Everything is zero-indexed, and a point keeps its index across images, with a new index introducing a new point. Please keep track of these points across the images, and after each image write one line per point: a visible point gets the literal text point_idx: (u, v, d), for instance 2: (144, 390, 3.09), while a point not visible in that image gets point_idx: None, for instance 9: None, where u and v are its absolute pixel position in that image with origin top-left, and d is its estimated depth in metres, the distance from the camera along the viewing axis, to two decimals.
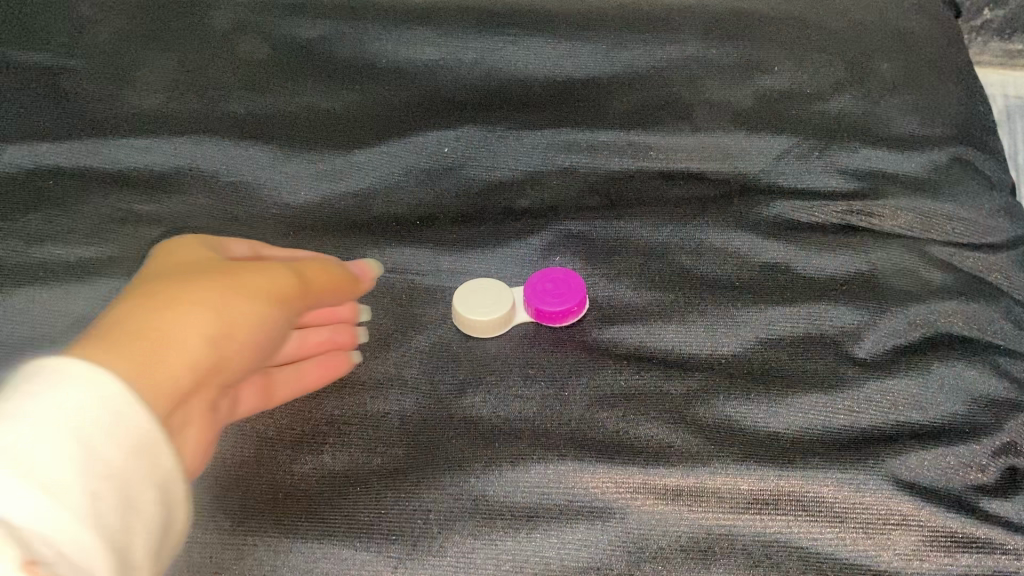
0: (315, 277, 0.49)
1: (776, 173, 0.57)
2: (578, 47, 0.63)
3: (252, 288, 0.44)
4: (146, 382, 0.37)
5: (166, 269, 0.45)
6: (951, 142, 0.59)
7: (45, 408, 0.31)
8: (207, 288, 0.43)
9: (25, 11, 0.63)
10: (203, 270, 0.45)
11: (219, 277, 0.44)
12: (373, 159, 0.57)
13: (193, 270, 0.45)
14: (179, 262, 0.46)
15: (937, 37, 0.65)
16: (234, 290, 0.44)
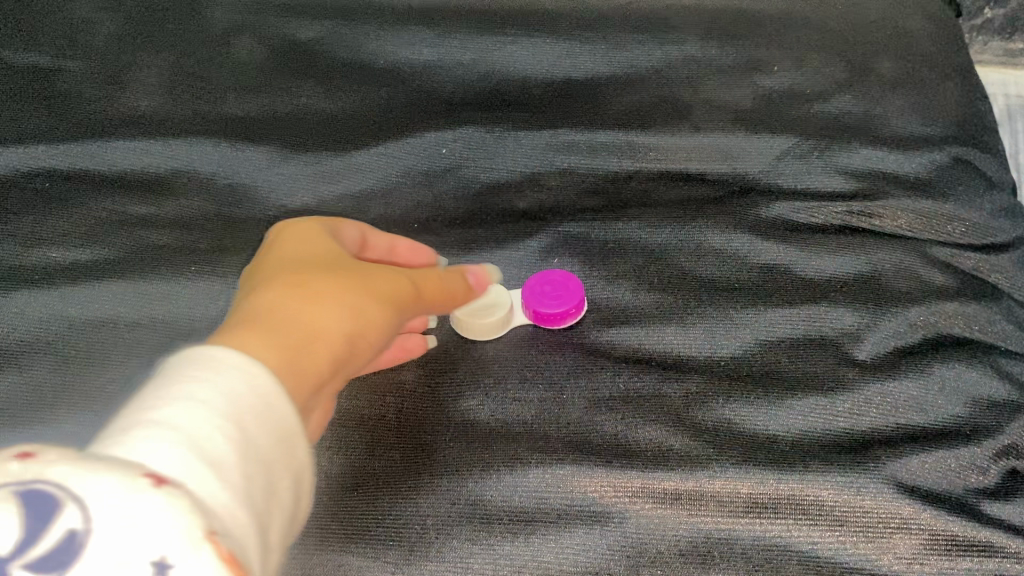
0: (437, 280, 0.47)
1: (776, 174, 0.57)
2: (577, 47, 0.63)
3: (388, 289, 0.43)
4: (294, 385, 0.37)
5: (292, 252, 0.44)
6: (952, 142, 0.58)
7: (198, 391, 0.31)
8: (343, 285, 0.41)
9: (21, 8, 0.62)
10: (329, 259, 0.44)
11: (353, 273, 0.43)
12: (370, 161, 0.57)
13: (323, 259, 0.44)
14: (304, 246, 0.45)
15: (940, 34, 0.64)
16: (372, 290, 0.42)
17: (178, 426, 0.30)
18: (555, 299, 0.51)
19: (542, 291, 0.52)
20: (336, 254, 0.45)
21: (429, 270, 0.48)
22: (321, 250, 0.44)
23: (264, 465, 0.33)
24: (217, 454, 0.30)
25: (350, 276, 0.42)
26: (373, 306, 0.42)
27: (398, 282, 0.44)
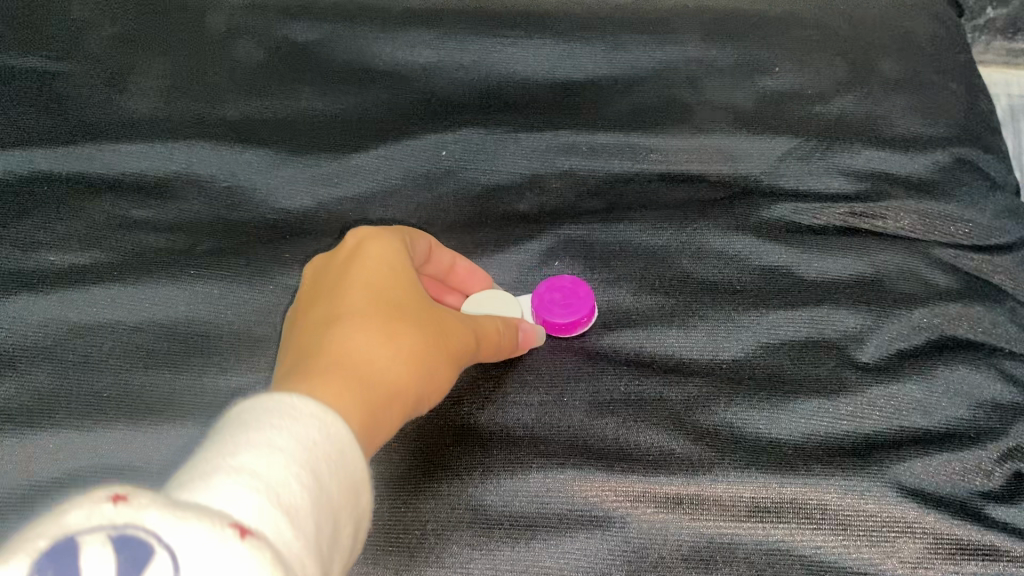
0: (496, 334, 0.47)
1: (777, 175, 0.57)
2: (577, 49, 0.62)
3: (452, 347, 0.44)
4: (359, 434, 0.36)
5: (371, 277, 0.44)
6: (955, 143, 0.58)
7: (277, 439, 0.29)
8: (413, 340, 0.42)
9: (19, 10, 0.62)
10: (405, 294, 0.44)
11: (424, 322, 0.43)
12: (370, 162, 0.57)
13: (399, 295, 0.44)
14: (384, 271, 0.44)
15: (943, 34, 0.64)
16: (436, 349, 0.42)
17: (258, 470, 0.27)
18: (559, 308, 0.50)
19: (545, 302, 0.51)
20: (412, 290, 0.44)
21: (492, 322, 0.47)
22: (398, 280, 0.44)
23: (337, 518, 0.30)
24: (292, 501, 0.27)
25: (421, 327, 0.43)
26: (435, 367, 0.42)
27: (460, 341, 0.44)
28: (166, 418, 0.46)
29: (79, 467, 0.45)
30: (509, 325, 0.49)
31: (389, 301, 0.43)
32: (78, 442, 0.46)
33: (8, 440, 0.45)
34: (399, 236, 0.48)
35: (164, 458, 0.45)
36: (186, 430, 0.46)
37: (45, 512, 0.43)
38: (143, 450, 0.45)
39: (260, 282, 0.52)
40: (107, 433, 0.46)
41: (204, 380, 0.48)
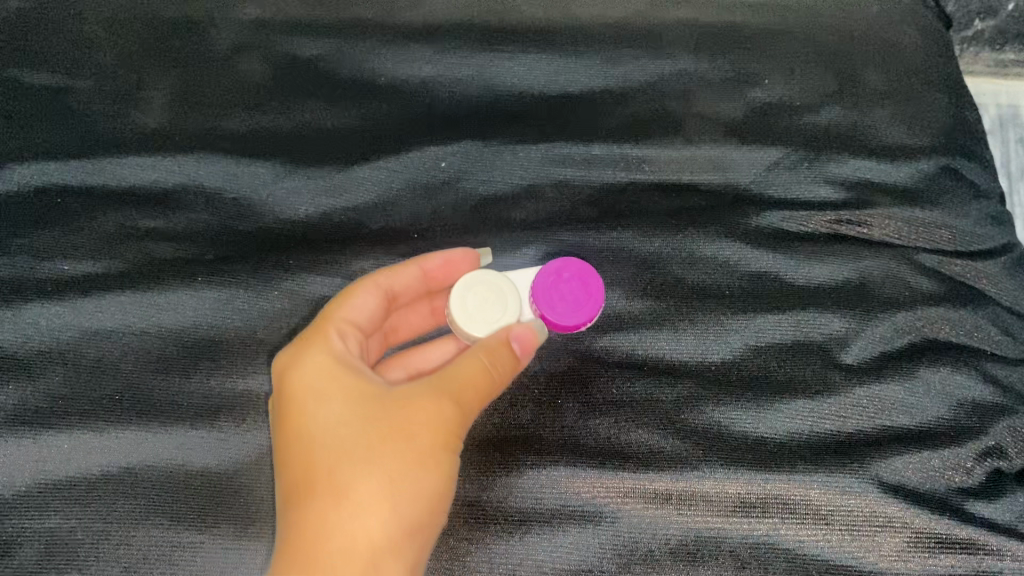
0: (477, 378, 0.47)
1: (765, 185, 0.59)
2: (572, 62, 0.64)
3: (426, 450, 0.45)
4: None
5: (312, 420, 0.47)
6: (940, 152, 0.60)
7: None
8: (378, 475, 0.45)
9: (26, 19, 0.63)
10: (353, 425, 0.46)
11: (382, 446, 0.46)
12: (371, 173, 0.59)
13: (347, 430, 0.46)
14: (325, 406, 0.47)
15: (931, 43, 0.65)
16: (404, 468, 0.45)
17: None
18: (566, 304, 0.52)
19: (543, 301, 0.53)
20: (361, 412, 0.47)
21: (468, 367, 0.47)
22: (339, 413, 0.47)
23: None
24: None
25: (381, 455, 0.45)
26: (416, 479, 0.45)
27: (434, 436, 0.46)
28: (175, 419, 0.49)
29: (90, 466, 0.47)
30: (494, 346, 0.48)
31: (337, 443, 0.46)
32: (93, 443, 0.48)
33: (29, 441, 0.48)
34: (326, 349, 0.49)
35: (170, 458, 0.48)
36: (191, 430, 0.49)
37: (61, 509, 0.46)
38: (151, 449, 0.48)
39: (265, 288, 0.54)
40: (118, 433, 0.48)
41: (211, 383, 0.51)
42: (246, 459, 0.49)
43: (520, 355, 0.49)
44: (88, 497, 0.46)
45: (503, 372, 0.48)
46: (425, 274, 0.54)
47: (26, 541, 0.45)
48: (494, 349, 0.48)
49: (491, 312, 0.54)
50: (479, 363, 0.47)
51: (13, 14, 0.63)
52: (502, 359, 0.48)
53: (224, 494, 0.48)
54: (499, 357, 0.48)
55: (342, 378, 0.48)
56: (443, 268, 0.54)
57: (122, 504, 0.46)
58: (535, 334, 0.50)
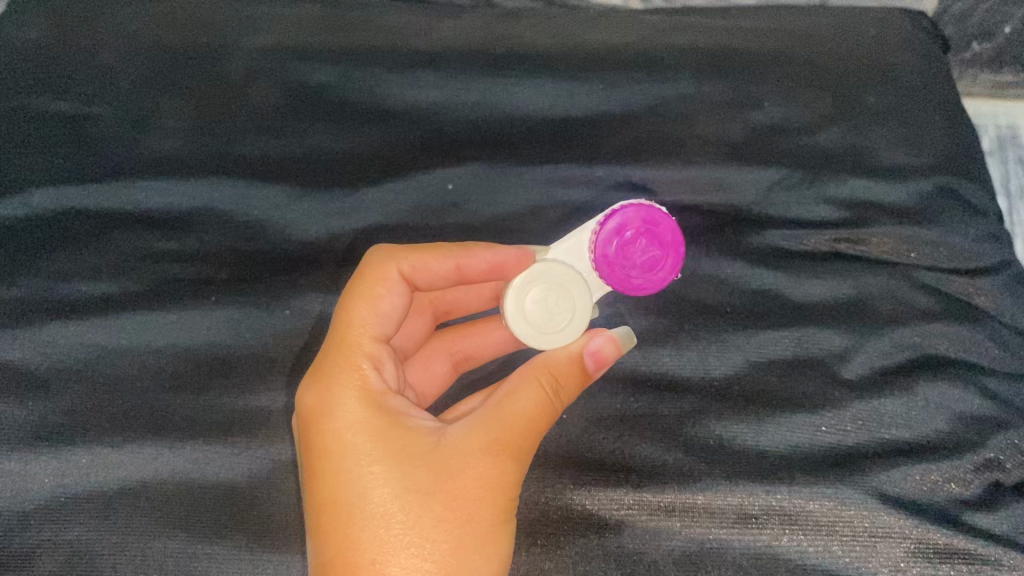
0: (531, 408, 0.48)
1: (766, 205, 0.60)
2: (576, 87, 0.64)
3: (482, 517, 0.47)
4: None
5: (360, 484, 0.48)
6: (937, 171, 0.61)
7: None
8: (434, 545, 0.47)
9: (46, 51, 0.65)
10: (397, 469, 0.49)
11: (436, 514, 0.47)
12: (380, 197, 0.61)
13: (396, 497, 0.48)
14: (372, 464, 0.49)
15: (926, 67, 0.66)
16: (459, 539, 0.47)
17: None
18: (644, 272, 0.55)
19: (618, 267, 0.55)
20: (412, 473, 0.48)
21: (530, 408, 0.48)
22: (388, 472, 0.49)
23: None
24: None
25: (435, 523, 0.47)
26: (475, 552, 0.46)
27: (490, 498, 0.47)
28: (189, 435, 0.51)
29: (106, 480, 0.49)
30: (558, 372, 0.50)
31: (388, 510, 0.47)
32: (110, 457, 0.49)
33: (48, 455, 0.49)
34: (361, 395, 0.51)
35: (185, 472, 0.49)
36: (204, 446, 0.50)
37: (79, 521, 0.47)
38: (166, 463, 0.49)
39: (279, 308, 0.57)
40: (134, 449, 0.50)
41: (225, 399, 0.52)
42: (259, 473, 0.50)
43: (590, 372, 0.50)
44: (105, 510, 0.48)
45: (561, 400, 0.49)
46: (457, 266, 0.55)
47: (44, 552, 0.46)
48: (557, 380, 0.49)
49: (560, 309, 0.55)
50: (542, 402, 0.48)
51: (34, 48, 0.65)
52: (566, 389, 0.49)
53: (236, 509, 0.48)
54: (562, 388, 0.49)
55: (378, 424, 0.50)
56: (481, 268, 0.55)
57: (138, 516, 0.48)
58: (614, 348, 0.51)
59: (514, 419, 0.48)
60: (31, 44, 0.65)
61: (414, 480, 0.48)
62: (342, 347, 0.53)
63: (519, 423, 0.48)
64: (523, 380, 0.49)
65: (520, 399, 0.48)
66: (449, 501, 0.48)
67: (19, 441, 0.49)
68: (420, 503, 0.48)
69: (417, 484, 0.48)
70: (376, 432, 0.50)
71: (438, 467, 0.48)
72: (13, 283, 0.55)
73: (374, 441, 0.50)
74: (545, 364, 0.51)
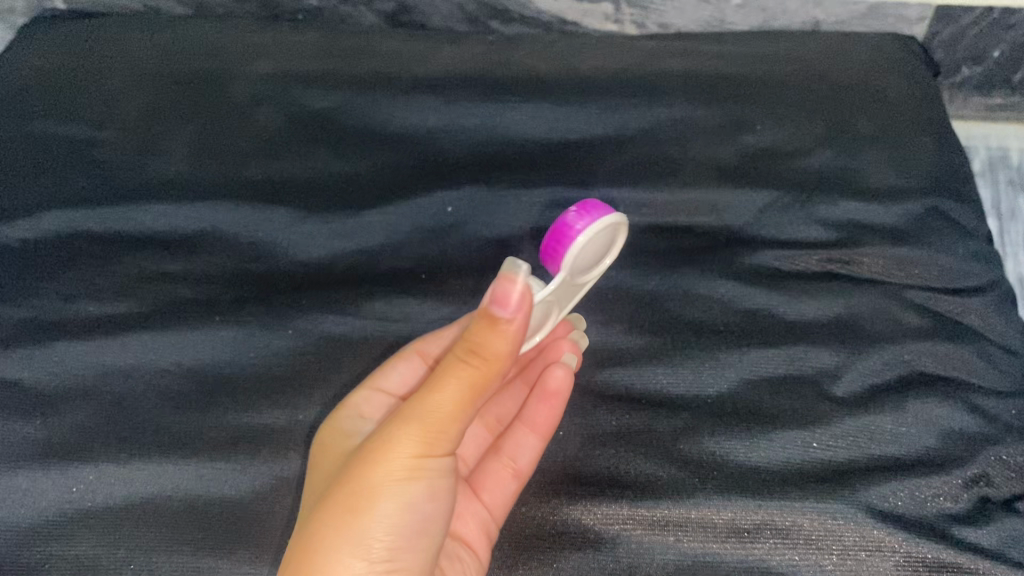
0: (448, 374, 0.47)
1: (758, 226, 0.62)
2: (573, 111, 0.66)
3: (375, 480, 0.47)
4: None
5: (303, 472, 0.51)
6: (926, 193, 0.62)
7: None
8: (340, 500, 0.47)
9: (62, 87, 0.67)
10: (334, 458, 0.51)
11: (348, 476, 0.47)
12: (381, 218, 0.63)
13: (325, 475, 0.50)
14: (325, 455, 0.51)
15: (914, 93, 0.69)
16: (347, 499, 0.47)
17: None
18: None
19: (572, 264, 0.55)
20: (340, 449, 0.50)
21: (442, 376, 0.47)
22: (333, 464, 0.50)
23: None
24: None
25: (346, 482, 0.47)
26: (361, 514, 0.47)
27: (384, 460, 0.47)
28: (193, 452, 0.51)
29: (112, 497, 0.49)
30: (471, 334, 0.47)
31: (316, 485, 0.49)
32: (115, 474, 0.50)
33: (55, 472, 0.50)
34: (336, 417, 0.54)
35: (189, 489, 0.50)
36: (209, 463, 0.51)
37: (86, 536, 0.48)
38: (171, 480, 0.50)
39: (281, 328, 0.57)
40: (139, 466, 0.51)
41: (228, 417, 0.53)
42: (260, 490, 0.51)
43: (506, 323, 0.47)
44: (110, 525, 0.48)
45: (478, 360, 0.47)
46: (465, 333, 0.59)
47: (50, 567, 0.47)
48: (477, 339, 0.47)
49: None
50: (452, 372, 0.47)
51: (50, 84, 0.68)
52: (480, 355, 0.47)
53: (239, 524, 0.49)
54: (480, 348, 0.47)
55: (340, 434, 0.53)
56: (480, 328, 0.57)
57: (143, 531, 0.48)
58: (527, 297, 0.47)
59: (431, 386, 0.48)
60: (48, 80, 0.68)
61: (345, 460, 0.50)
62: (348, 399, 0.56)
63: (434, 390, 0.47)
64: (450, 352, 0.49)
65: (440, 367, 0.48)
66: (363, 463, 0.47)
67: (27, 459, 0.50)
68: (340, 471, 0.48)
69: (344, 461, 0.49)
70: (334, 437, 0.52)
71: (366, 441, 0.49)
72: (22, 304, 0.56)
73: (333, 445, 0.52)
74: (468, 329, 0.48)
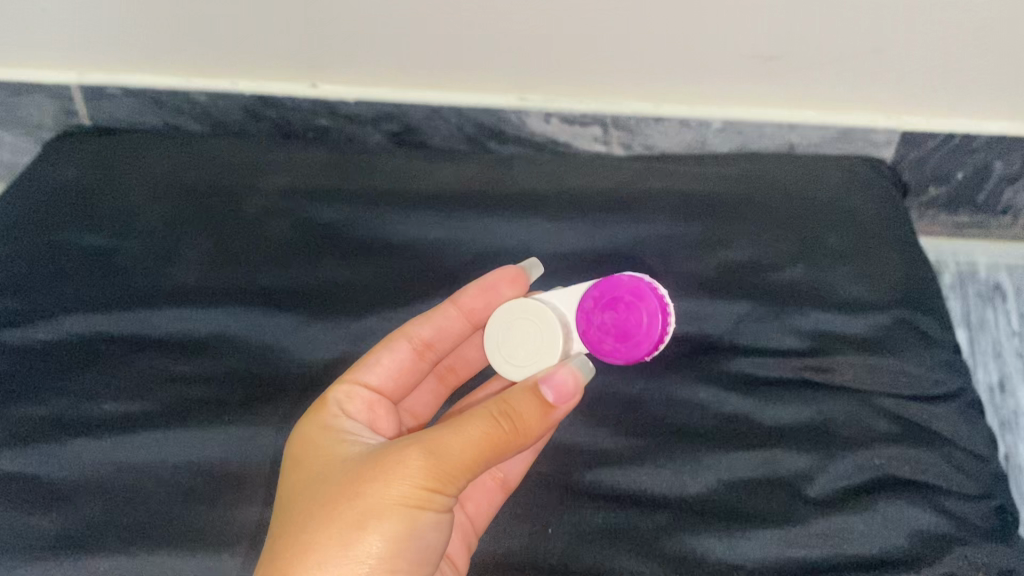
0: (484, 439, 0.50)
1: (737, 334, 0.65)
2: (564, 228, 0.70)
3: (374, 501, 0.49)
4: None
5: (302, 489, 0.52)
6: (895, 306, 0.66)
7: None
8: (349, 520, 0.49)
9: (90, 203, 0.73)
10: (333, 473, 0.52)
11: (357, 496, 0.49)
12: (382, 323, 0.66)
13: (325, 489, 0.51)
14: (329, 473, 0.52)
15: (881, 213, 0.74)
16: (347, 519, 0.48)
17: None
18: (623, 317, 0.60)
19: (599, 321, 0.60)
20: (343, 470, 0.52)
21: (466, 422, 0.50)
22: (325, 478, 0.52)
23: None
24: None
25: (358, 508, 0.49)
26: (361, 535, 0.48)
27: (390, 483, 0.49)
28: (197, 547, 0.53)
29: None
30: (512, 405, 0.51)
31: (314, 497, 0.51)
32: (121, 564, 0.52)
33: (65, 563, 0.52)
34: (340, 440, 0.55)
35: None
36: (215, 557, 0.53)
37: None
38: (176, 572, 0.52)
39: (286, 426, 0.60)
40: (146, 558, 0.53)
41: (234, 513, 0.56)
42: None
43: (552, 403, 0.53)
44: None
45: (514, 426, 0.51)
46: (465, 313, 0.64)
47: None
48: (512, 410, 0.51)
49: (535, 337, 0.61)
50: (480, 422, 0.50)
51: (79, 200, 0.73)
52: (513, 423, 0.51)
53: None
54: (515, 417, 0.51)
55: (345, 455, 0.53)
56: (479, 296, 0.63)
57: None
58: (575, 382, 0.54)
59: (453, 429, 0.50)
60: (78, 197, 0.74)
61: (345, 474, 0.51)
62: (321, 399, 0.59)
63: (461, 436, 0.50)
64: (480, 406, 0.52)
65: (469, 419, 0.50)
66: (376, 488, 0.49)
67: (41, 552, 0.53)
68: (347, 492, 0.50)
69: (346, 478, 0.51)
70: (339, 463, 0.53)
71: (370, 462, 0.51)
72: (44, 402, 0.60)
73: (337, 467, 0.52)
74: (505, 396, 0.52)
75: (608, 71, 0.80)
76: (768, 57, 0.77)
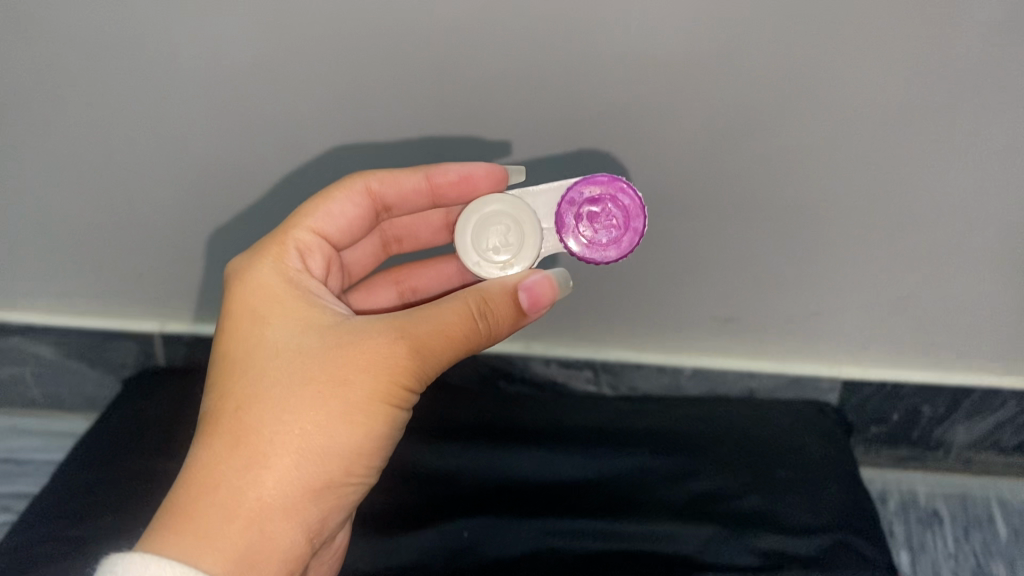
0: (455, 334, 0.57)
1: (707, 553, 0.79)
2: (559, 460, 0.89)
3: (359, 393, 0.56)
4: (260, 467, 0.55)
5: (272, 361, 0.58)
6: (835, 531, 0.81)
7: None
8: (330, 410, 0.56)
9: (175, 438, 0.90)
10: (305, 348, 0.58)
11: (336, 384, 0.57)
12: (414, 540, 0.80)
13: (298, 369, 0.57)
14: (302, 344, 0.59)
15: (825, 452, 0.90)
16: (332, 409, 0.56)
17: None
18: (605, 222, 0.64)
19: (575, 215, 0.64)
20: (319, 343, 0.58)
21: (441, 315, 0.58)
22: (300, 351, 0.58)
23: None
24: None
25: (337, 399, 0.56)
26: (344, 423, 0.56)
27: (373, 375, 0.57)
28: None
29: None
30: (487, 308, 0.58)
31: (290, 376, 0.57)
32: None
33: None
34: (306, 309, 0.61)
35: None
36: None
37: None
38: None
39: None
40: None
41: None
42: None
43: (527, 309, 0.59)
44: None
45: (483, 327, 0.58)
46: (430, 194, 0.72)
47: None
48: (487, 306, 0.58)
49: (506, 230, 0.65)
50: (453, 319, 0.57)
51: (167, 434, 0.90)
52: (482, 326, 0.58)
53: None
54: (488, 313, 0.58)
55: (313, 326, 0.60)
56: (451, 184, 0.70)
57: None
58: (547, 289, 0.59)
59: (429, 328, 0.57)
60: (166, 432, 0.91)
61: (319, 353, 0.58)
62: (278, 235, 0.67)
63: (435, 335, 0.57)
64: (451, 300, 0.58)
65: (446, 316, 0.57)
66: (358, 385, 0.57)
67: None
68: (325, 377, 0.57)
69: (320, 359, 0.58)
70: (310, 335, 0.59)
71: (343, 345, 0.58)
72: None
73: (308, 340, 0.59)
74: (481, 291, 0.59)
75: (597, 326, 1.00)
76: (727, 319, 0.96)
